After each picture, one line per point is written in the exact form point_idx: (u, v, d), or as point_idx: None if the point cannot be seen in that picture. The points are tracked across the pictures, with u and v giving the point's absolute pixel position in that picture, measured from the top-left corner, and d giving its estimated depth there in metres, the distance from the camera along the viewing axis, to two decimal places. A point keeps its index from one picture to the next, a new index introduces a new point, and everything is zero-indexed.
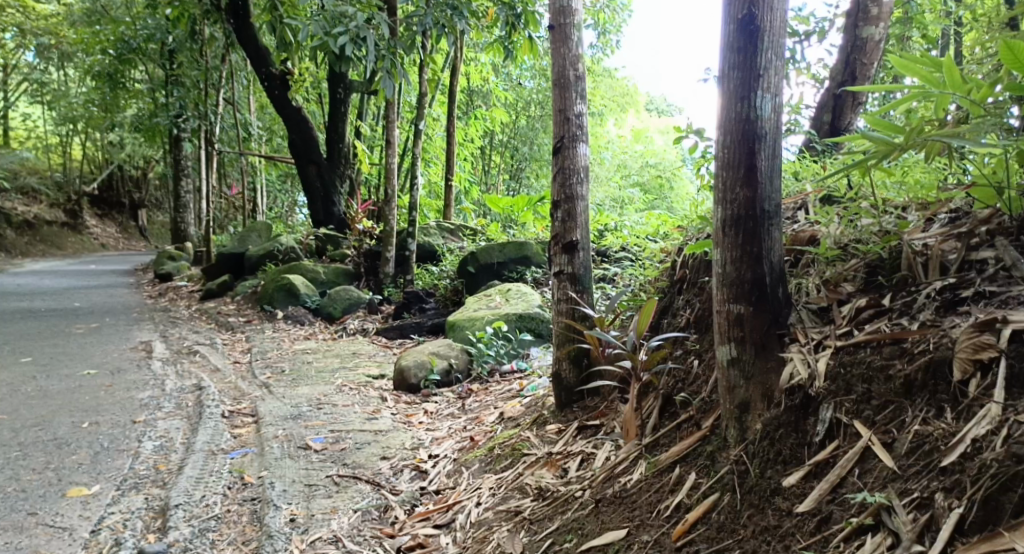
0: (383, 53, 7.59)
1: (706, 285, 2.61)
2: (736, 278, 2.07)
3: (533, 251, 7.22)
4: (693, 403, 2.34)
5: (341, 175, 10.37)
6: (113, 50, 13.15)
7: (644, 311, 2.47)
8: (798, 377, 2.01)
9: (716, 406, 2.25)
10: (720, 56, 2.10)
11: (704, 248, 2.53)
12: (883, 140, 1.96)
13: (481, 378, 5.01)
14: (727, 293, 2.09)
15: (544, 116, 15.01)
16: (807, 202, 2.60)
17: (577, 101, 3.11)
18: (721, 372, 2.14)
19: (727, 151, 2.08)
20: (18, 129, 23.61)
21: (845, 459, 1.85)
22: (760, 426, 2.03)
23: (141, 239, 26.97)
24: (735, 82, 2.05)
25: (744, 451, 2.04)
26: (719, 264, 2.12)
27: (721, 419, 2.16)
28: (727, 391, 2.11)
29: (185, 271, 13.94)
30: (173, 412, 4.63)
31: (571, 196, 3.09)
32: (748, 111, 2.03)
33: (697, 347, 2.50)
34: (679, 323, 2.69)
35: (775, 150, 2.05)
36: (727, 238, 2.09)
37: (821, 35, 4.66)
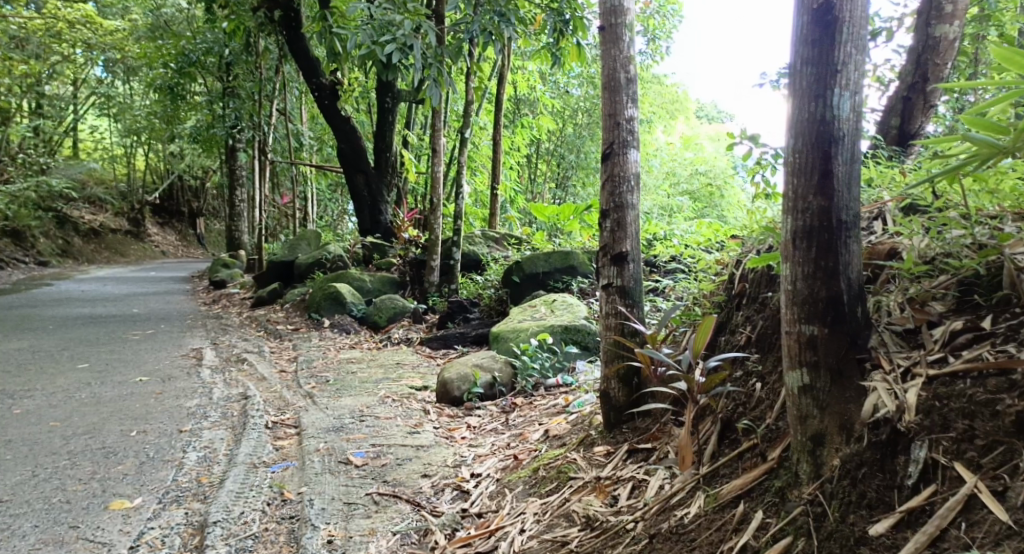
0: (430, 61, 7.54)
1: (768, 301, 2.42)
2: (808, 296, 1.89)
3: (579, 260, 7.03)
4: (757, 430, 2.16)
5: (388, 184, 10.37)
6: (174, 63, 13.25)
7: (702, 329, 2.28)
8: (884, 409, 1.83)
9: (783, 435, 2.06)
10: (792, 51, 1.93)
11: (768, 261, 2.32)
12: (987, 142, 1.74)
13: (525, 391, 4.86)
14: (798, 312, 1.91)
15: (592, 125, 14.86)
16: (886, 211, 2.36)
17: (627, 105, 2.95)
18: (791, 399, 1.95)
19: (799, 155, 1.91)
20: (86, 141, 24.52)
21: (945, 506, 1.66)
22: (838, 463, 1.85)
23: (199, 246, 27.68)
24: (809, 79, 1.88)
25: (820, 490, 1.86)
26: (787, 281, 1.94)
27: (791, 452, 1.97)
28: (798, 421, 1.93)
29: (239, 278, 14.17)
30: (218, 422, 4.60)
31: (621, 205, 2.94)
32: (824, 111, 1.86)
33: (758, 368, 2.32)
34: (738, 341, 2.51)
35: (853, 154, 1.87)
36: (798, 252, 1.91)
37: (888, 33, 4.41)
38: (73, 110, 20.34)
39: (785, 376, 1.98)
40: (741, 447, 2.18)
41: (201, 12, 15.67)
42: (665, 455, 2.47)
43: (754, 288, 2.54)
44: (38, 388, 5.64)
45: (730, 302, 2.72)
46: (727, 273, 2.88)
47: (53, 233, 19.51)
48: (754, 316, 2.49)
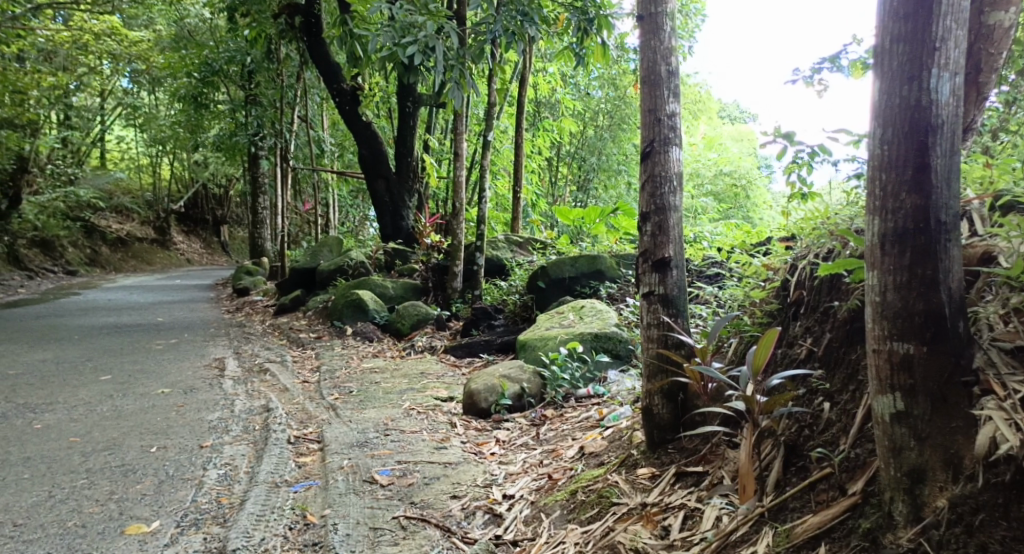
0: (451, 63, 7.36)
1: (835, 311, 2.26)
2: (902, 308, 1.77)
3: (607, 265, 6.76)
4: (833, 459, 2.01)
5: (410, 189, 10.21)
6: (197, 73, 13.45)
7: (765, 343, 2.05)
8: (1004, 445, 1.70)
9: (868, 467, 1.92)
10: (878, 29, 1.82)
11: (839, 269, 2.07)
12: None
13: (556, 402, 4.66)
14: (891, 329, 1.78)
15: (614, 126, 14.61)
16: (972, 210, 2.19)
17: (669, 99, 2.75)
18: (882, 428, 1.82)
19: (889, 147, 1.80)
20: (114, 151, 24.75)
21: None
22: (944, 504, 1.72)
23: (223, 254, 27.78)
24: (900, 59, 1.77)
25: (922, 535, 1.73)
26: (875, 291, 1.82)
27: (882, 489, 1.84)
28: (892, 454, 1.79)
29: (261, 286, 14.11)
30: (240, 437, 4.44)
31: (663, 208, 2.74)
32: (919, 95, 1.75)
33: (826, 387, 2.17)
34: (799, 356, 2.34)
35: (952, 144, 1.76)
36: (889, 258, 1.79)
37: None
38: (100, 121, 20.52)
39: (873, 403, 1.85)
40: (814, 477, 2.02)
41: (223, 21, 15.69)
42: (721, 481, 2.31)
43: (813, 297, 2.40)
44: (59, 400, 5.53)
45: (784, 312, 2.58)
46: (779, 280, 2.69)
47: (80, 242, 19.64)
48: (815, 331, 2.33)
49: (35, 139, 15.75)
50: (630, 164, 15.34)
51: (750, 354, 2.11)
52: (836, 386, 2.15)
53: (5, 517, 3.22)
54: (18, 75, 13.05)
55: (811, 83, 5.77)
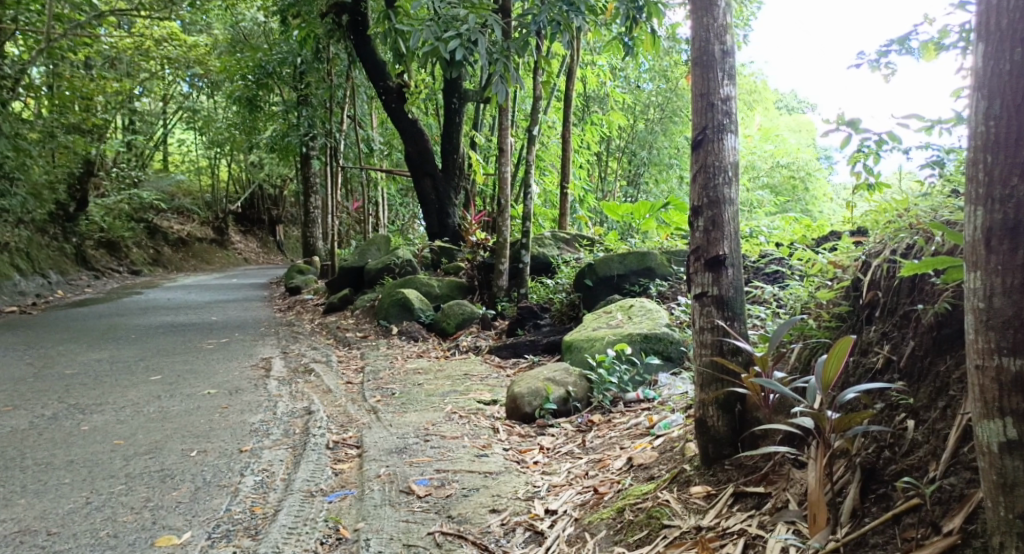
0: (495, 56, 7.16)
1: (919, 317, 2.04)
2: (1015, 316, 1.51)
3: (657, 262, 6.48)
4: (921, 488, 1.76)
5: (456, 186, 10.07)
6: (251, 75, 13.58)
7: (835, 355, 1.79)
8: None
9: (966, 501, 1.67)
10: None
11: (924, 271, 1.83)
12: None
13: (603, 407, 4.44)
14: (1000, 340, 1.53)
15: (665, 119, 14.24)
16: None
17: (724, 82, 2.51)
18: (987, 459, 1.56)
19: (998, 122, 1.54)
20: (174, 155, 25.39)
21: None
22: None
23: (279, 253, 28.27)
24: (1010, 17, 1.51)
25: None
26: (980, 295, 1.57)
27: (989, 530, 1.58)
28: (1001, 490, 1.53)
29: (313, 284, 14.20)
30: (280, 441, 4.35)
31: (717, 200, 2.50)
32: None
33: (910, 404, 1.94)
34: (876, 367, 2.11)
35: None
36: (997, 255, 1.54)
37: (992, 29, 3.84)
38: (161, 125, 21.03)
39: (974, 427, 1.59)
40: (898, 509, 1.77)
41: (276, 24, 15.86)
42: (785, 505, 2.08)
43: (890, 298, 2.20)
44: (109, 401, 5.55)
45: (855, 314, 2.37)
46: (849, 279, 2.47)
47: (143, 243, 20.16)
48: (894, 337, 2.12)
49: (100, 144, 16.19)
50: (681, 158, 14.94)
51: (819, 368, 1.85)
52: (924, 403, 1.92)
53: (41, 525, 3.17)
54: (84, 81, 13.37)
55: (876, 67, 5.41)
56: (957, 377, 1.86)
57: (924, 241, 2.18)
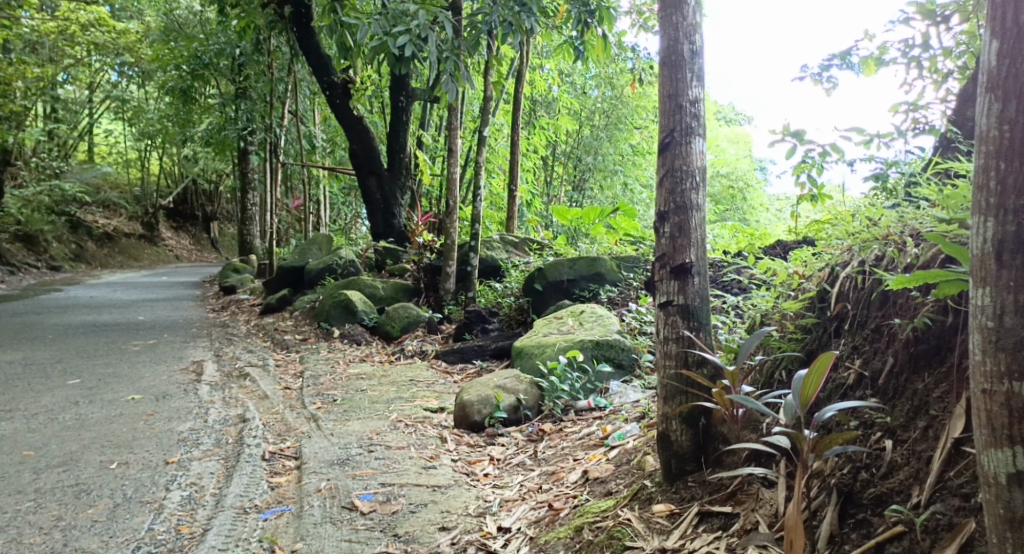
0: (446, 54, 6.99)
1: (897, 332, 2.02)
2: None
3: (607, 267, 6.42)
4: (909, 515, 1.73)
5: (402, 186, 9.83)
6: (187, 66, 13.05)
7: (816, 373, 1.70)
8: None
9: (961, 529, 1.63)
10: None
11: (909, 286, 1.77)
12: None
13: (554, 415, 4.33)
14: (1008, 362, 1.46)
15: (610, 125, 14.31)
16: None
17: (692, 84, 2.42)
18: (991, 489, 1.49)
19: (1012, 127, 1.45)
20: (102, 146, 24.30)
21: None
22: None
23: (213, 250, 27.35)
24: None
25: None
26: (987, 313, 1.49)
27: None
28: (1008, 525, 1.47)
29: (249, 284, 13.71)
30: (211, 451, 4.09)
31: (683, 206, 2.41)
32: None
33: (888, 425, 1.92)
34: (848, 383, 2.09)
35: None
36: (1007, 271, 1.46)
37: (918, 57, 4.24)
38: (89, 114, 20.07)
39: (978, 457, 1.52)
40: (879, 537, 1.74)
41: (214, 15, 15.30)
42: (755, 527, 2.02)
43: (861, 310, 2.17)
44: (21, 408, 5.17)
45: (821, 325, 2.31)
46: (814, 290, 2.40)
47: (66, 237, 19.17)
48: (866, 352, 2.10)
49: (20, 132, 15.30)
50: (626, 164, 15.01)
51: (795, 384, 1.77)
52: (903, 422, 1.90)
53: None
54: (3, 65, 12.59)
55: (820, 79, 5.52)
56: (938, 396, 1.86)
57: (896, 251, 2.13)
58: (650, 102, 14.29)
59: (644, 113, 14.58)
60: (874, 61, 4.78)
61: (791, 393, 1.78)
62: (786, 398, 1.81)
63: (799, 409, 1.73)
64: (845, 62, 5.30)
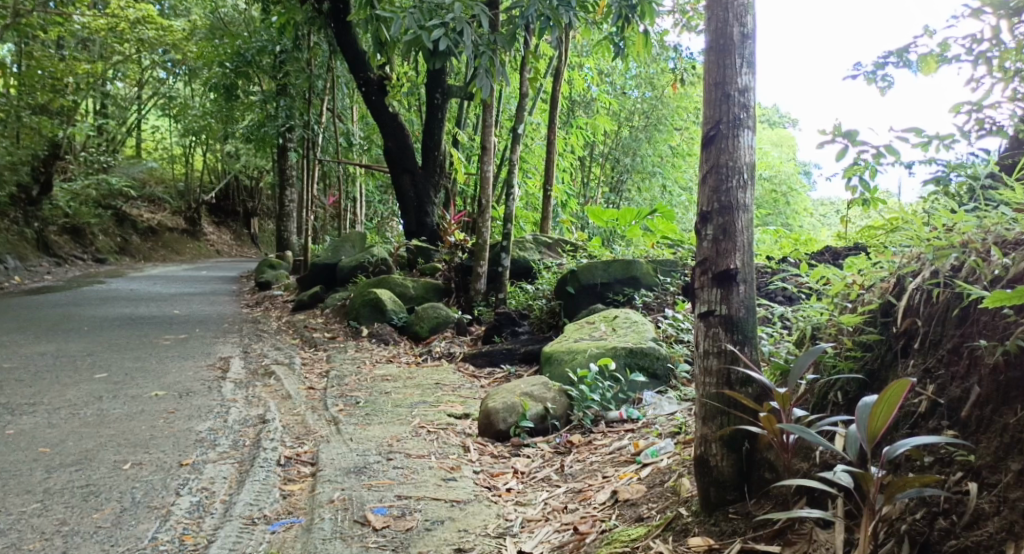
0: (481, 49, 6.78)
1: (983, 355, 1.80)
2: None
3: (642, 271, 6.14)
4: None
5: (435, 185, 9.67)
6: (230, 63, 13.11)
7: (884, 406, 1.50)
8: None
9: None
10: None
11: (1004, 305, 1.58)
12: None
13: (583, 426, 4.09)
14: None
15: (650, 127, 13.99)
16: None
17: (741, 70, 2.18)
18: None
19: None
20: (148, 142, 24.70)
21: None
22: None
23: (253, 246, 27.63)
24: None
25: None
26: None
27: None
28: None
29: (284, 280, 13.72)
30: (226, 454, 3.95)
31: (729, 206, 2.18)
32: None
33: (972, 464, 1.71)
34: (920, 412, 1.88)
35: None
36: None
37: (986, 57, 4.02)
38: (136, 110, 20.37)
39: None
40: None
41: (258, 13, 15.32)
42: None
43: (934, 328, 1.96)
44: (45, 401, 5.12)
45: (886, 342, 2.10)
46: (877, 302, 2.18)
47: (111, 230, 19.48)
48: (941, 377, 1.89)
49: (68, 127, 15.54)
50: (664, 166, 14.70)
51: (860, 413, 1.56)
52: (991, 462, 1.69)
53: None
54: (54, 61, 12.77)
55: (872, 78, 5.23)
56: None
57: (977, 260, 1.93)
58: (692, 103, 13.96)
59: (684, 114, 14.25)
60: (933, 57, 4.52)
61: (856, 424, 1.58)
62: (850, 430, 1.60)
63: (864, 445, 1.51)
64: (902, 59, 5.03)
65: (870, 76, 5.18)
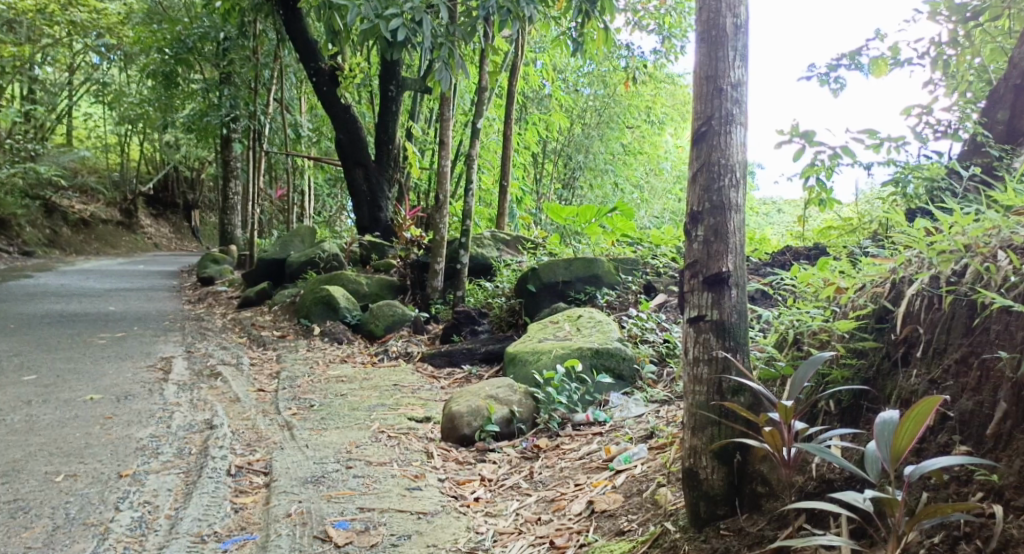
0: (440, 40, 6.60)
1: (998, 366, 1.83)
2: None
3: (604, 269, 6.05)
4: None
5: (389, 179, 9.43)
6: (170, 49, 12.55)
7: (912, 424, 1.58)
8: None
9: None
10: None
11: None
12: None
13: (550, 430, 3.98)
14: None
15: (602, 124, 13.95)
16: None
17: (735, 64, 2.07)
18: None
19: None
20: (80, 129, 23.60)
21: None
22: None
23: (194, 239, 26.72)
24: None
25: None
26: None
27: None
28: None
29: (228, 275, 13.24)
30: (170, 463, 3.71)
31: (721, 206, 2.07)
32: None
33: (997, 483, 1.72)
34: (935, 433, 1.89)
35: None
36: None
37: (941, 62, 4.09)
38: (67, 96, 19.42)
39: None
40: None
41: None
42: None
43: (938, 336, 2.00)
44: None
45: (883, 349, 2.14)
46: (869, 307, 2.24)
47: (40, 222, 18.53)
48: (950, 388, 1.92)
49: None
50: (617, 164, 14.67)
51: (882, 433, 1.64)
52: (1014, 482, 1.70)
53: None
54: None
55: (825, 79, 5.27)
56: None
57: (982, 264, 1.98)
58: (644, 102, 13.97)
59: (636, 112, 14.21)
60: (885, 60, 4.60)
61: (876, 444, 1.66)
62: (868, 450, 1.68)
63: (889, 465, 1.60)
64: (854, 62, 5.07)
65: (823, 77, 5.21)
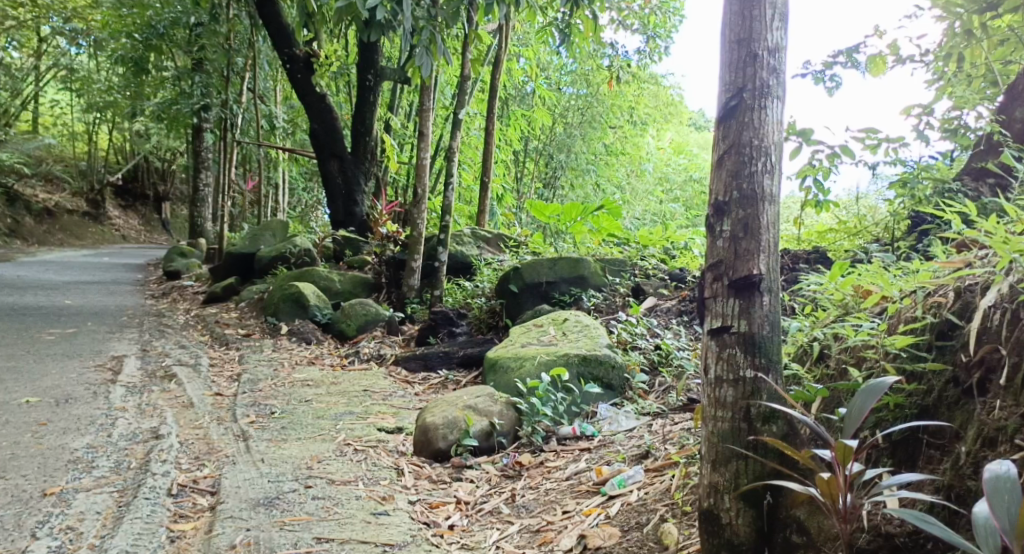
0: (422, 24, 6.17)
1: None
2: None
3: (591, 270, 5.70)
4: None
5: (365, 172, 8.99)
6: (140, 35, 11.97)
7: None
8: None
9: None
10: None
11: None
12: None
13: (534, 444, 3.62)
14: None
15: (584, 124, 13.58)
16: None
17: (772, 27, 1.96)
18: None
19: None
20: (46, 116, 22.79)
21: None
22: None
23: (163, 232, 26.00)
24: None
25: None
26: None
27: None
28: None
29: (195, 270, 12.69)
30: (104, 480, 3.29)
31: (753, 196, 1.97)
32: None
33: None
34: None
35: None
36: None
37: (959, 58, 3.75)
38: (35, 82, 18.69)
39: None
40: None
41: None
42: None
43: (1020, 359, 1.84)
44: None
45: (949, 372, 1.99)
46: (930, 321, 2.10)
47: (1, 211, 17.75)
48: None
49: None
50: (598, 164, 14.30)
51: (998, 497, 1.50)
52: None
53: None
54: None
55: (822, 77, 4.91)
56: None
57: None
58: (627, 101, 13.63)
59: (618, 111, 13.84)
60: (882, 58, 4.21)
61: (989, 509, 1.52)
62: (981, 517, 1.53)
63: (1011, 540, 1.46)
64: (851, 60, 4.73)
65: (818, 75, 4.88)
